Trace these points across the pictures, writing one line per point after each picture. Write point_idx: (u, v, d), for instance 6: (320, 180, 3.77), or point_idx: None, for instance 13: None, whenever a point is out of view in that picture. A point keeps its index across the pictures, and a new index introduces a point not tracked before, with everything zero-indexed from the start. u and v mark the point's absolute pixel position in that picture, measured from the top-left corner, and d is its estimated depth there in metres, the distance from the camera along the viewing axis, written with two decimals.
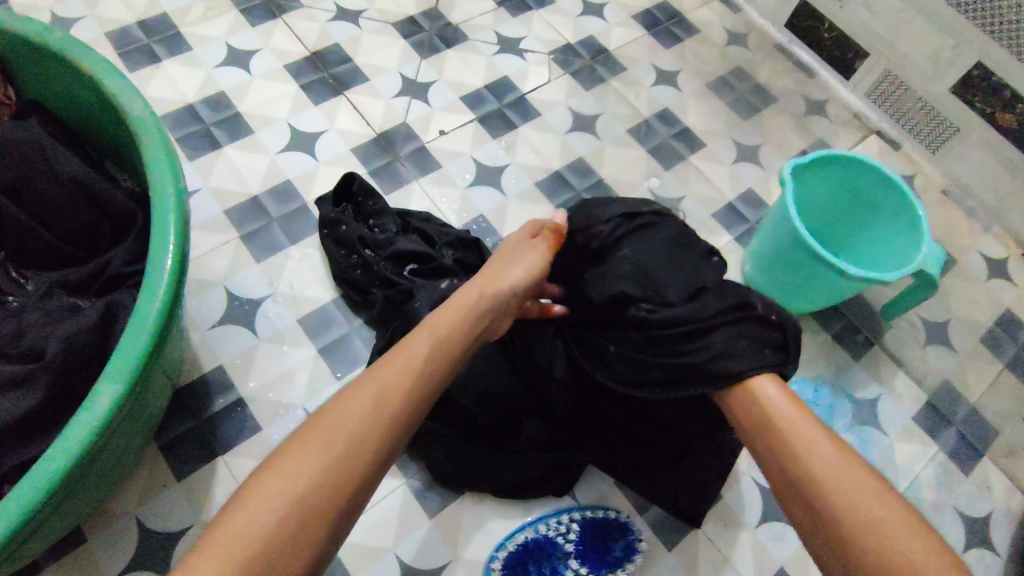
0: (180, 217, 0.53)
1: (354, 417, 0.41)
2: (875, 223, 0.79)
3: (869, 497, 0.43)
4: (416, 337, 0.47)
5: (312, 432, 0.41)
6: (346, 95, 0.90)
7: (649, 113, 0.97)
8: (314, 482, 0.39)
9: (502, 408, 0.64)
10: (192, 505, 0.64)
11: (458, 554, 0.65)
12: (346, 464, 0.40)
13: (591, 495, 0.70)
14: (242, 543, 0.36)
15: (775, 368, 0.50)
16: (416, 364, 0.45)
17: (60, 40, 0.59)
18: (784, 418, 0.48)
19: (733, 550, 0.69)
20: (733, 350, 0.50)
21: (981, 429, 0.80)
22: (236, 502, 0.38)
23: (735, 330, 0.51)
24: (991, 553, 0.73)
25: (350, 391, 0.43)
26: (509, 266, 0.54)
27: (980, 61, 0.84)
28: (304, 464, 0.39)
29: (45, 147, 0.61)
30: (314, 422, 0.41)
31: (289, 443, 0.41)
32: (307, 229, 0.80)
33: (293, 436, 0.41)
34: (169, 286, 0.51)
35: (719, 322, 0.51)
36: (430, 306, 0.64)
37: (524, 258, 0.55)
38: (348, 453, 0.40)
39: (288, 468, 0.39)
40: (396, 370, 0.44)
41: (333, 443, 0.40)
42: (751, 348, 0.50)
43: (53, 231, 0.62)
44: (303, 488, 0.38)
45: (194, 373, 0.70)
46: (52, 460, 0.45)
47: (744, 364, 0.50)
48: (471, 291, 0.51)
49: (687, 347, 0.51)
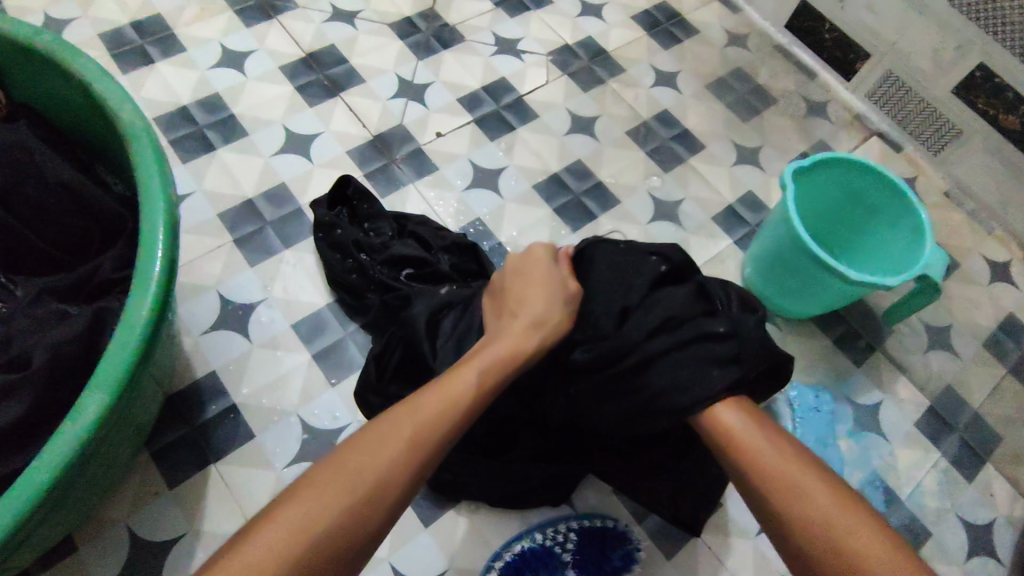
0: (169, 222, 0.52)
1: (386, 457, 0.41)
2: (877, 226, 0.78)
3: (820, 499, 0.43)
4: (461, 371, 0.46)
5: (334, 465, 0.40)
6: (342, 96, 0.89)
7: (648, 114, 0.96)
8: (336, 520, 0.38)
9: (496, 421, 0.61)
10: (185, 514, 0.63)
11: (453, 562, 0.65)
12: (369, 504, 0.39)
13: (588, 503, 0.69)
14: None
15: (732, 391, 0.47)
16: (450, 401, 0.44)
17: (49, 42, 0.58)
18: (744, 439, 0.46)
19: (732, 558, 0.68)
20: (688, 373, 0.47)
21: (984, 435, 0.79)
22: (248, 536, 0.37)
23: (683, 357, 0.48)
24: (993, 561, 0.72)
25: (383, 428, 0.42)
26: (536, 303, 0.51)
27: (981, 62, 0.83)
28: (326, 501, 0.38)
29: (35, 152, 0.60)
30: (337, 455, 0.41)
31: (301, 481, 0.40)
32: (301, 232, 0.79)
33: (315, 469, 0.40)
34: (157, 295, 0.50)
35: (660, 352, 0.48)
36: (427, 315, 0.60)
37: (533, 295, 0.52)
38: (375, 493, 0.40)
39: (309, 502, 0.38)
40: (429, 408, 0.43)
41: (357, 482, 0.39)
42: (699, 374, 0.47)
43: (41, 236, 0.61)
44: (322, 526, 0.38)
45: (186, 380, 0.69)
46: (35, 473, 0.44)
47: (692, 397, 0.47)
48: (512, 327, 0.50)
49: (639, 381, 0.49)
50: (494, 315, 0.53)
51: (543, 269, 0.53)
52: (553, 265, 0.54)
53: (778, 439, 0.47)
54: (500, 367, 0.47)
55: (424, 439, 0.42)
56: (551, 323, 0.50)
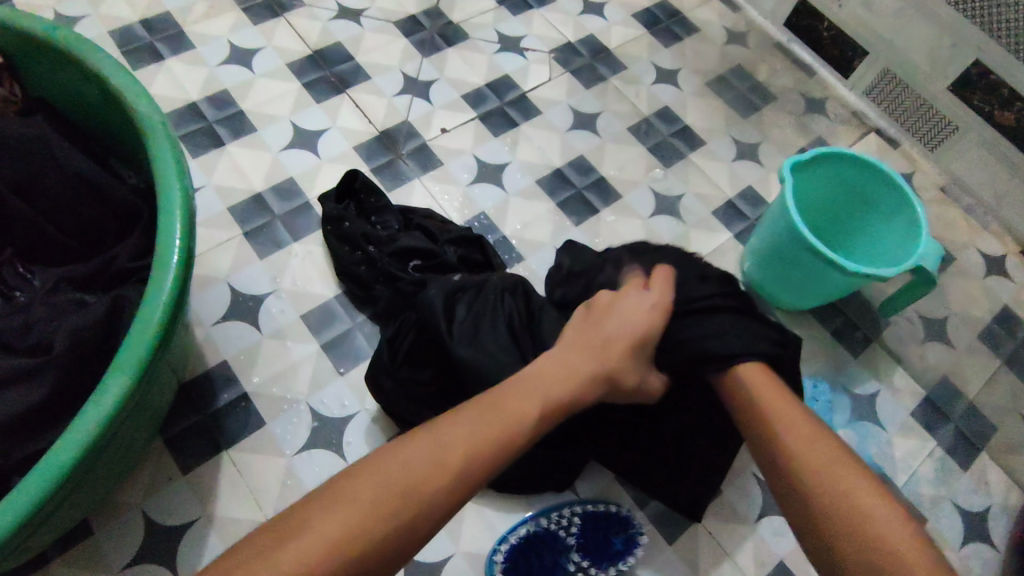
0: (186, 212, 0.54)
1: (442, 461, 0.42)
2: (874, 220, 0.80)
3: (817, 446, 0.48)
4: (524, 399, 0.46)
5: (373, 479, 0.40)
6: (348, 93, 0.91)
7: (649, 111, 0.97)
8: (375, 536, 0.39)
9: None
10: (198, 499, 0.65)
11: (459, 546, 0.66)
12: (407, 528, 0.40)
13: (592, 489, 0.71)
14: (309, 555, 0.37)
15: (767, 357, 0.55)
16: (505, 435, 0.44)
17: (67, 37, 0.60)
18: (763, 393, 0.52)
19: (732, 543, 0.70)
20: (713, 338, 0.55)
21: (979, 425, 0.80)
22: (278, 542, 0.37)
23: (734, 317, 0.57)
24: (988, 548, 0.74)
25: (426, 449, 0.42)
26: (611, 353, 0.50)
27: (978, 60, 0.84)
28: (380, 499, 0.40)
29: (51, 143, 0.62)
30: (387, 457, 0.42)
31: (364, 473, 0.41)
32: (309, 225, 0.80)
33: (359, 473, 0.41)
34: (176, 281, 0.51)
35: (720, 302, 0.57)
36: (442, 298, 0.63)
37: (627, 320, 0.52)
38: (422, 497, 0.40)
39: (367, 495, 0.40)
40: (489, 434, 0.43)
41: (412, 481, 0.41)
42: (751, 336, 0.55)
43: (58, 226, 0.62)
44: (365, 530, 0.38)
45: (199, 369, 0.70)
46: (59, 452, 0.46)
47: (740, 348, 0.55)
48: (579, 364, 0.49)
49: (694, 323, 0.57)
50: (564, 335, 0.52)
51: (640, 316, 0.52)
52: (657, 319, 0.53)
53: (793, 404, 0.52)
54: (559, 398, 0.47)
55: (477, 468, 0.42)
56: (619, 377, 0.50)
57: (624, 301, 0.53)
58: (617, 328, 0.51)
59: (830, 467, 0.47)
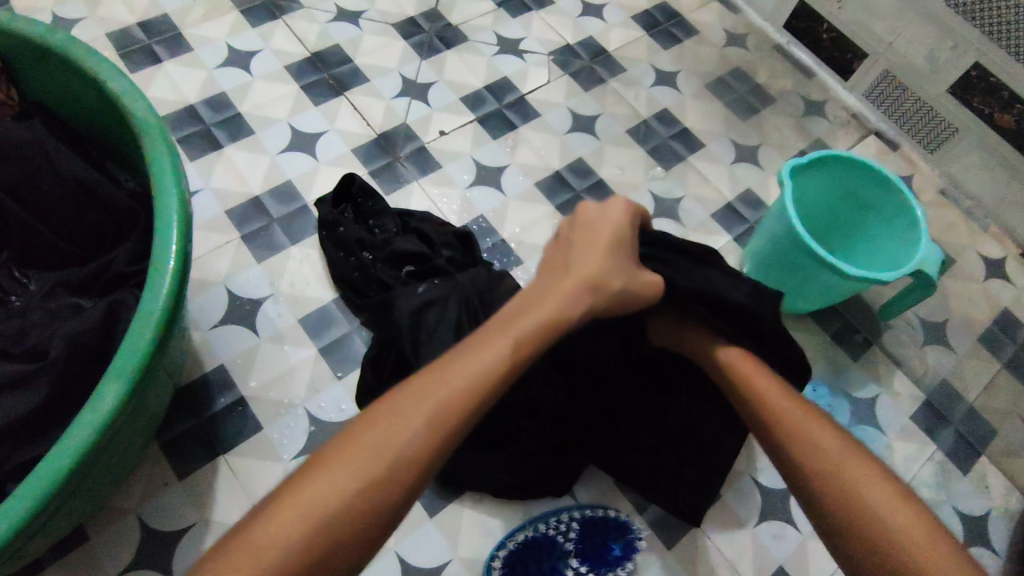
0: (182, 217, 0.53)
1: (413, 426, 0.41)
2: (874, 223, 0.79)
3: (812, 426, 0.50)
4: (498, 340, 0.46)
5: (351, 448, 0.40)
6: (346, 95, 0.90)
7: (648, 114, 0.97)
8: (359, 503, 0.39)
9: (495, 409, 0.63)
10: (195, 504, 0.65)
11: (458, 552, 0.66)
12: (386, 489, 0.40)
13: (591, 494, 0.71)
14: (294, 530, 0.37)
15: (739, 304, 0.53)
16: (481, 382, 0.43)
17: (64, 41, 0.60)
18: (746, 375, 0.53)
19: (732, 548, 0.69)
20: (685, 278, 0.54)
21: (979, 428, 0.80)
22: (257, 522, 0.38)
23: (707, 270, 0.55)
24: (989, 552, 0.73)
25: (402, 410, 0.42)
26: (594, 260, 0.51)
27: (978, 63, 0.84)
28: (361, 470, 0.40)
29: (48, 148, 0.61)
30: (360, 426, 0.42)
31: (340, 444, 0.41)
32: (307, 229, 0.80)
33: (333, 446, 0.41)
34: (170, 289, 0.51)
35: (690, 253, 0.55)
36: (409, 313, 0.63)
37: (589, 247, 0.52)
38: (400, 460, 0.40)
39: (353, 467, 0.40)
40: (462, 382, 0.43)
41: (389, 449, 0.40)
42: (723, 282, 0.54)
43: (56, 231, 0.62)
44: (348, 500, 0.39)
45: (195, 373, 0.70)
46: (53, 461, 0.45)
47: (719, 290, 0.53)
48: (558, 289, 0.49)
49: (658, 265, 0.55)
50: (541, 271, 0.53)
51: (607, 227, 0.53)
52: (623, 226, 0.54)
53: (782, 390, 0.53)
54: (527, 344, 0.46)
55: (455, 417, 0.42)
56: (607, 282, 0.50)
57: (583, 227, 0.54)
58: (580, 254, 0.51)
59: (826, 447, 0.49)
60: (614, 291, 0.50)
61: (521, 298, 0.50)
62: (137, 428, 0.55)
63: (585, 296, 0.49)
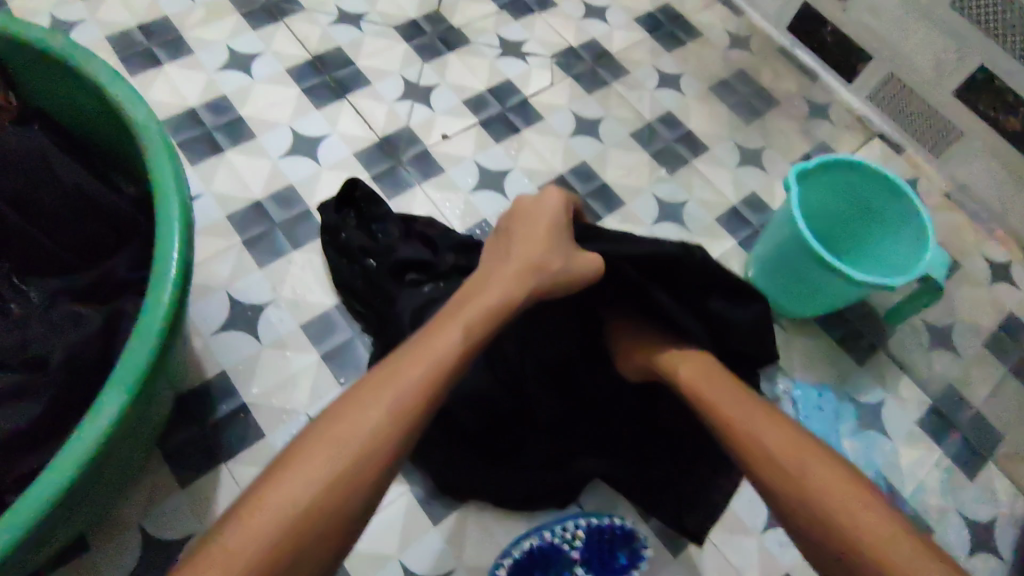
0: (184, 223, 0.53)
1: (371, 421, 0.42)
2: (881, 228, 0.79)
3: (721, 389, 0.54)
4: (449, 330, 0.47)
5: (322, 437, 0.41)
6: (348, 99, 0.90)
7: (652, 116, 0.96)
8: (325, 499, 0.39)
9: (483, 410, 0.64)
10: (197, 512, 0.64)
11: (461, 560, 0.65)
12: (353, 481, 0.40)
13: (597, 501, 0.70)
14: (264, 532, 0.37)
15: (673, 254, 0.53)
16: (442, 362, 0.45)
17: (65, 47, 0.59)
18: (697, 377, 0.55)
19: (738, 555, 0.69)
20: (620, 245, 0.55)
21: (985, 434, 0.80)
22: (231, 520, 0.37)
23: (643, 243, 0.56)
24: (995, 558, 0.73)
25: (368, 396, 0.43)
26: (534, 245, 0.54)
27: (983, 66, 0.83)
28: (323, 462, 0.40)
29: (48, 155, 0.61)
30: (324, 424, 0.42)
31: (306, 440, 0.41)
32: (308, 233, 0.80)
33: (304, 440, 0.41)
34: (172, 297, 0.50)
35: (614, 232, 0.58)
36: (412, 310, 0.67)
37: (527, 235, 0.55)
38: (364, 454, 0.41)
39: (316, 465, 0.40)
40: (419, 367, 0.45)
41: (350, 444, 0.41)
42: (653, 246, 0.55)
43: (55, 238, 0.61)
44: (312, 498, 0.38)
45: (196, 380, 0.69)
46: (57, 472, 0.45)
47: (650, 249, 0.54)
48: (505, 273, 0.52)
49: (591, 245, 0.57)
50: (486, 262, 0.56)
51: (540, 217, 0.56)
52: (559, 211, 0.57)
53: (727, 385, 0.54)
54: (476, 329, 0.48)
55: (420, 395, 0.44)
56: (548, 263, 0.52)
57: (520, 221, 0.57)
58: (518, 243, 0.55)
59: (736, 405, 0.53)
60: (549, 265, 0.52)
61: (472, 286, 0.53)
62: (139, 435, 0.54)
63: (528, 276, 0.52)
